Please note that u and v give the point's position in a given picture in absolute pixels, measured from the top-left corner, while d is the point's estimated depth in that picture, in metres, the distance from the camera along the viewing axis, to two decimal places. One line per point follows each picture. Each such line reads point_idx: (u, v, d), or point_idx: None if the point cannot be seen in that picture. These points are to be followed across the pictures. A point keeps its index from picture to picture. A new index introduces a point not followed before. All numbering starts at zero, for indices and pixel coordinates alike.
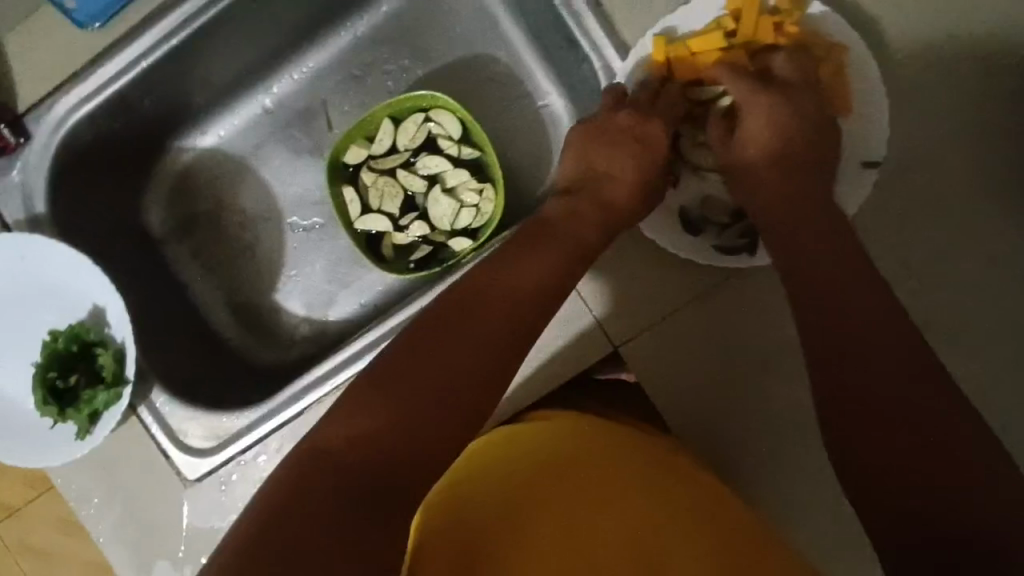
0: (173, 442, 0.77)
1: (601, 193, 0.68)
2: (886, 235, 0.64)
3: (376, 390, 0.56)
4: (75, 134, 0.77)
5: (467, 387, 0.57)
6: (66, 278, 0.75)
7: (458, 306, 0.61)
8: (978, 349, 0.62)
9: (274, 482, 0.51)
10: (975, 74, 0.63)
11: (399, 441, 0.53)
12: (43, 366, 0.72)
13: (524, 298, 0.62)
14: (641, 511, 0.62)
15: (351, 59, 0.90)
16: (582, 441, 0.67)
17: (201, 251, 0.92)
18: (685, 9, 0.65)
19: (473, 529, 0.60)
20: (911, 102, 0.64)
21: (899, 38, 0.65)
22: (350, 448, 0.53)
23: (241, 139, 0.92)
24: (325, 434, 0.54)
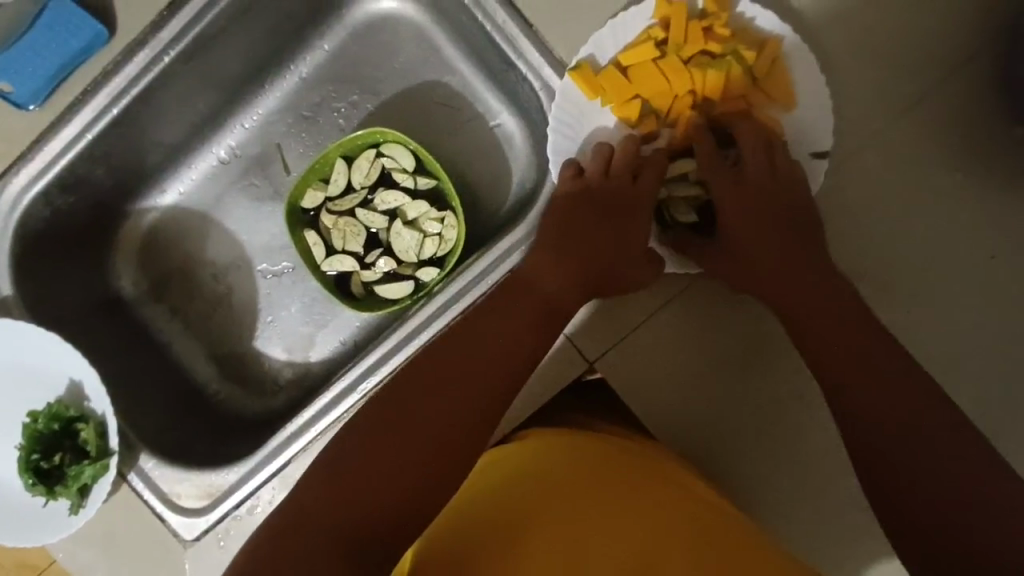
0: (167, 505, 0.77)
1: (588, 259, 0.67)
2: (839, 222, 0.65)
3: (361, 443, 0.59)
4: (31, 213, 0.78)
5: (451, 444, 0.60)
6: (42, 358, 0.75)
7: (442, 366, 0.63)
8: (938, 323, 0.64)
9: (266, 532, 0.55)
10: (903, 54, 0.64)
11: (383, 491, 0.56)
12: (27, 447, 0.73)
13: (500, 337, 0.64)
14: (641, 524, 0.60)
15: (299, 101, 0.90)
16: (563, 454, 0.67)
17: (175, 309, 0.93)
18: (614, 24, 0.64)
19: (471, 561, 0.59)
20: (847, 88, 0.65)
21: (831, 21, 0.65)
22: (335, 503, 0.56)
23: (201, 193, 0.93)
24: (316, 497, 0.56)
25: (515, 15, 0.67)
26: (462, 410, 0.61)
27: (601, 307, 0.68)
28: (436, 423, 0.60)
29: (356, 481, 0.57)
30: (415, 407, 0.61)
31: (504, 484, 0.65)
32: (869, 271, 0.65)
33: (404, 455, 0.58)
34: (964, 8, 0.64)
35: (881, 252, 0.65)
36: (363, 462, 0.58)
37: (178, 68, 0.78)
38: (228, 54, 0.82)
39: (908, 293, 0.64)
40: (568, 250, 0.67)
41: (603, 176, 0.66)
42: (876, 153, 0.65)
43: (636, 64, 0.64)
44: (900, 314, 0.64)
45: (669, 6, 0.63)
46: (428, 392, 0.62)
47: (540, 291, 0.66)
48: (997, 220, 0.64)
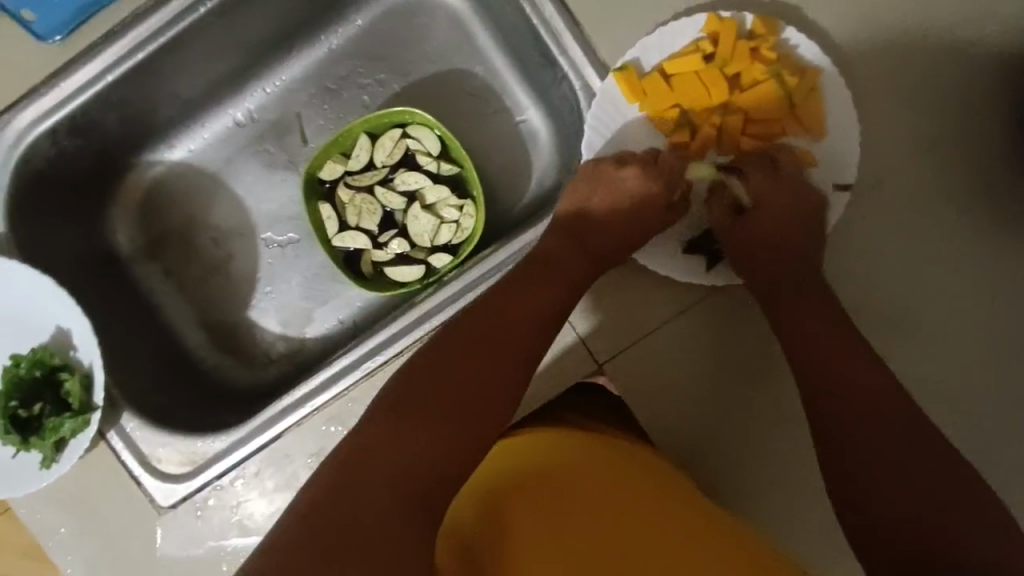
0: (146, 468, 0.74)
1: (592, 237, 0.69)
2: (851, 254, 0.68)
3: (395, 417, 0.58)
4: (36, 149, 0.74)
5: (481, 406, 0.60)
6: (30, 302, 0.72)
7: (475, 328, 0.63)
8: (935, 361, 0.67)
9: (300, 508, 0.52)
10: (927, 101, 0.67)
11: (426, 452, 0.56)
12: (4, 393, 0.69)
13: (524, 319, 0.64)
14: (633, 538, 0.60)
15: (324, 72, 0.89)
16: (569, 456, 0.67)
17: (170, 269, 0.90)
18: (662, 31, 0.64)
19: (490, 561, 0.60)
20: (873, 126, 0.67)
21: (865, 60, 0.67)
22: (372, 458, 0.55)
23: (213, 152, 0.90)
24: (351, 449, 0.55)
25: (563, 11, 0.67)
26: (491, 374, 0.61)
27: (617, 310, 0.69)
28: (468, 386, 0.60)
29: (394, 437, 0.56)
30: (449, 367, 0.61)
31: (505, 479, 0.66)
32: (878, 301, 0.67)
33: (438, 415, 0.58)
34: (987, 65, 0.68)
35: (889, 284, 0.67)
36: (399, 437, 0.56)
37: (211, 22, 0.76)
38: (260, 14, 0.80)
39: (910, 327, 0.67)
40: (589, 245, 0.68)
41: (619, 168, 0.67)
42: (895, 189, 0.67)
43: (679, 74, 0.64)
44: (900, 345, 0.67)
45: (719, 21, 0.63)
46: (457, 362, 0.61)
47: (564, 278, 0.67)
48: (997, 263, 0.67)
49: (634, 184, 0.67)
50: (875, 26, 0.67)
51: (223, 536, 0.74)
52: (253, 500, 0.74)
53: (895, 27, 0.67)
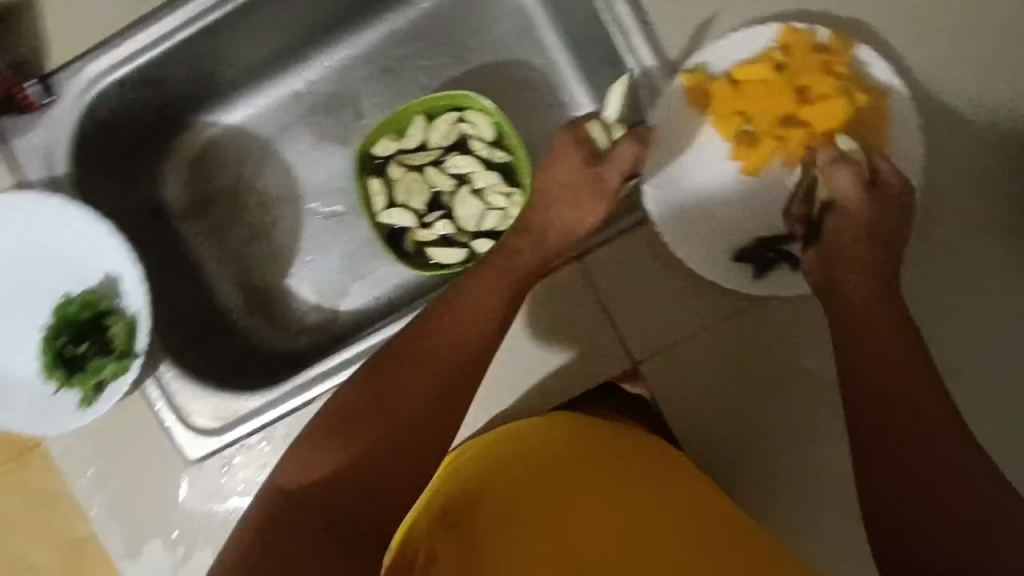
0: (178, 420, 0.76)
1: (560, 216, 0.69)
2: (914, 277, 0.65)
3: (335, 446, 0.58)
4: (103, 97, 0.76)
5: (441, 399, 0.60)
6: (83, 245, 0.73)
7: (439, 325, 0.63)
8: (998, 398, 0.63)
9: (237, 545, 0.52)
10: (1010, 126, 0.65)
11: (383, 450, 0.57)
12: (54, 329, 0.72)
13: (459, 333, 0.63)
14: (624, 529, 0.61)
15: (385, 51, 0.90)
16: (578, 449, 0.67)
17: (215, 228, 0.91)
18: (733, 38, 0.65)
19: (478, 545, 0.60)
20: (946, 147, 0.65)
21: (941, 79, 0.65)
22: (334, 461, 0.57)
23: (268, 119, 0.92)
24: (313, 453, 0.58)
25: (634, 9, 0.67)
26: (449, 369, 0.61)
27: (659, 310, 0.68)
28: (425, 382, 0.60)
29: (356, 437, 0.58)
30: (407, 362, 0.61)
31: (497, 471, 0.65)
32: (936, 329, 0.64)
33: (397, 412, 0.59)
34: None
35: (950, 312, 0.64)
36: (336, 471, 0.56)
37: None
38: None
39: (970, 358, 0.64)
40: (534, 268, 0.67)
41: (579, 149, 0.69)
42: (963, 215, 0.65)
43: (748, 81, 0.64)
44: (958, 376, 0.64)
45: (792, 33, 0.63)
46: (416, 358, 0.62)
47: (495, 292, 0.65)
48: None
49: (570, 162, 0.69)
50: (957, 45, 0.65)
51: (248, 493, 0.76)
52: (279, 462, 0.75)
53: (978, 48, 0.65)
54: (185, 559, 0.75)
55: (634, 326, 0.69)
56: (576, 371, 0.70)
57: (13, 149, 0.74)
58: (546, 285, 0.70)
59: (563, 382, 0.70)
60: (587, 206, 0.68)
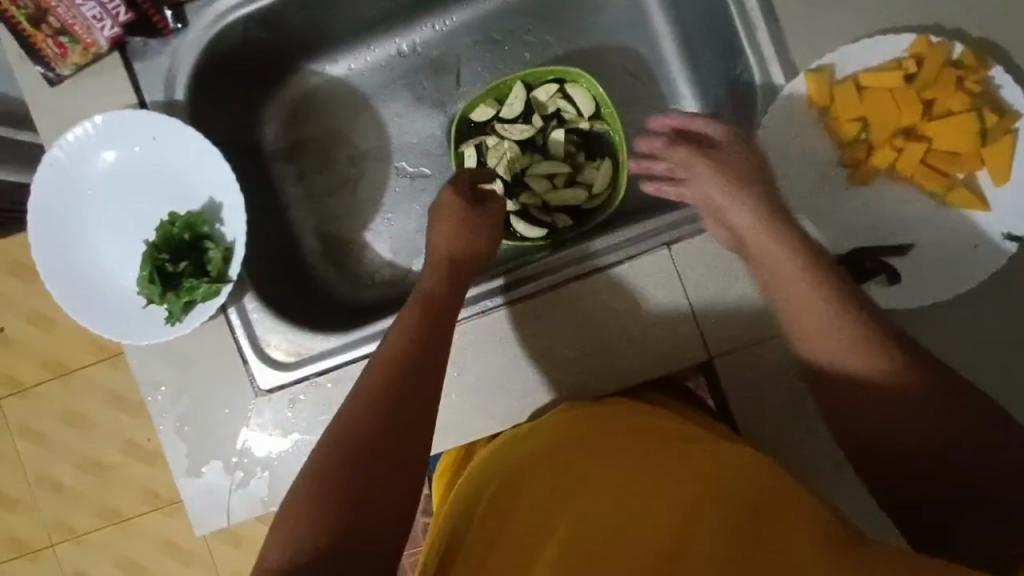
0: (254, 349, 0.78)
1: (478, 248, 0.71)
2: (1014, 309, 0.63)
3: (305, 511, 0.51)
4: (227, 31, 0.79)
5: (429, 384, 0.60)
6: (192, 169, 0.76)
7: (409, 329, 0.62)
8: None
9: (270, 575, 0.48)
10: None
11: (388, 450, 0.55)
12: (155, 245, 0.73)
13: (410, 363, 0.60)
14: (653, 502, 0.53)
15: (495, 22, 0.91)
16: (616, 422, 0.63)
17: (303, 174, 0.94)
18: (862, 44, 0.65)
19: (503, 508, 0.56)
20: None
21: None
22: (346, 475, 0.53)
23: (370, 76, 0.94)
24: (324, 471, 0.53)
25: (764, 5, 0.67)
26: (432, 357, 0.61)
27: (742, 307, 0.69)
28: (412, 374, 0.59)
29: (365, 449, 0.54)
30: (399, 360, 0.60)
31: (528, 447, 0.62)
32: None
33: (394, 409, 0.57)
34: None
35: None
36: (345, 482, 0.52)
37: None
38: None
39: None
40: (446, 294, 0.67)
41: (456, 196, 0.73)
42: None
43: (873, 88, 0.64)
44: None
45: (927, 45, 0.63)
46: (405, 353, 0.60)
47: (429, 321, 0.63)
48: None
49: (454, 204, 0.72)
50: None
51: (310, 431, 0.77)
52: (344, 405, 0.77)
53: None
54: (240, 486, 0.78)
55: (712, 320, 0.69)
56: (648, 359, 0.70)
57: (137, 71, 0.78)
58: (582, 283, 0.72)
59: (632, 368, 0.71)
60: (483, 233, 0.72)
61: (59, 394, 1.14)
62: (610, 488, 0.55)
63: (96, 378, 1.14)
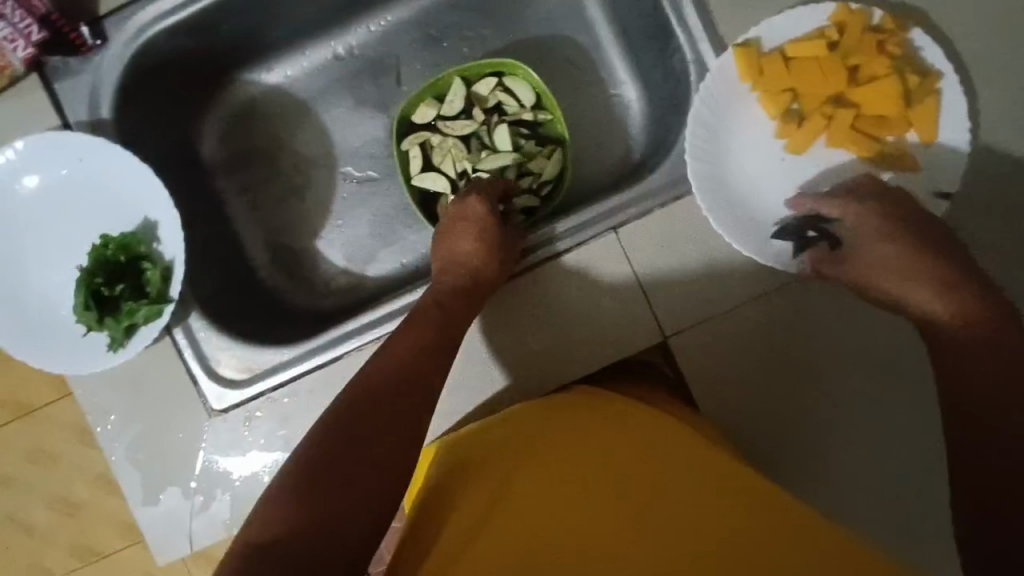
0: (204, 368, 0.76)
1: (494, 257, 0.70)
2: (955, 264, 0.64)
3: (289, 506, 0.55)
4: (151, 44, 0.77)
5: (421, 393, 0.63)
6: (123, 188, 0.74)
7: (409, 332, 0.66)
8: None
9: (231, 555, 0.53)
10: None
11: (367, 450, 0.59)
12: (90, 269, 0.71)
13: (412, 376, 0.64)
14: (614, 525, 0.57)
15: (430, 19, 0.90)
16: (600, 424, 0.64)
17: (246, 186, 0.92)
18: (786, 17, 0.65)
19: (468, 509, 0.59)
20: (997, 134, 0.64)
21: (996, 65, 0.64)
22: (322, 466, 0.57)
23: (307, 82, 0.92)
24: (302, 463, 0.58)
25: None
26: (425, 367, 0.64)
27: (693, 284, 0.68)
28: (401, 382, 0.63)
29: (345, 445, 0.59)
30: (392, 364, 0.64)
31: (497, 441, 0.63)
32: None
33: (381, 412, 0.61)
34: None
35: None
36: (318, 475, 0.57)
37: None
38: None
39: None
40: (450, 304, 0.69)
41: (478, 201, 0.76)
42: (1015, 207, 0.64)
43: (800, 57, 0.64)
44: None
45: (846, 13, 0.64)
46: (402, 359, 0.64)
47: (434, 334, 0.66)
48: None
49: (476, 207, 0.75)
50: (1013, 31, 0.64)
51: (270, 447, 0.75)
52: (302, 418, 0.75)
53: None
54: (202, 509, 0.75)
55: (666, 300, 0.69)
56: (606, 345, 0.70)
57: (59, 92, 0.75)
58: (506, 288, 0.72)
59: (589, 356, 0.70)
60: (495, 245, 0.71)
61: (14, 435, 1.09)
62: (577, 508, 0.58)
63: (55, 416, 1.10)
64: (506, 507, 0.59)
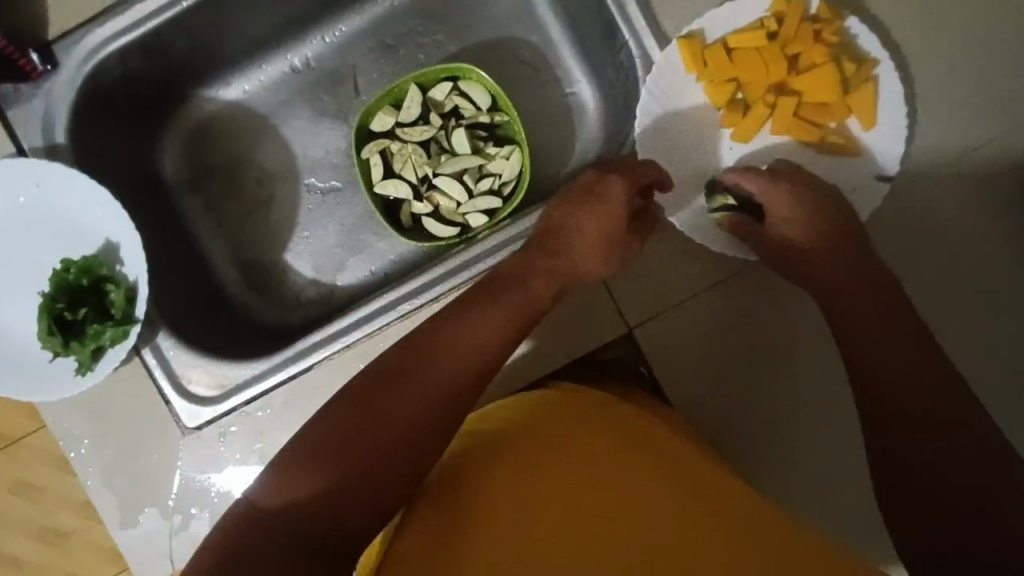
0: (174, 387, 0.76)
1: (589, 255, 0.69)
2: (900, 242, 0.67)
3: (306, 476, 0.56)
4: (104, 67, 0.77)
5: (475, 379, 0.63)
6: (83, 212, 0.73)
7: (471, 315, 0.65)
8: (975, 355, 0.65)
9: (236, 517, 0.54)
10: (994, 95, 0.66)
11: (404, 424, 0.59)
12: (51, 295, 0.71)
13: (464, 360, 0.63)
14: (603, 524, 0.56)
15: (384, 27, 0.91)
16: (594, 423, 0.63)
17: (211, 203, 0.92)
18: (725, 10, 0.67)
19: (461, 504, 0.59)
20: (934, 113, 0.66)
21: (928, 47, 0.66)
22: (353, 431, 0.58)
23: (266, 95, 0.92)
24: (332, 424, 0.59)
25: None
26: (478, 353, 0.64)
27: (650, 277, 0.70)
28: (453, 364, 0.62)
29: (380, 413, 0.59)
30: (438, 340, 0.64)
31: (492, 437, 0.63)
32: (929, 293, 0.66)
33: (424, 388, 0.61)
34: None
35: (945, 278, 0.66)
36: (350, 444, 0.58)
37: None
38: None
39: (963, 321, 0.66)
40: (535, 300, 0.67)
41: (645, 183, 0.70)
42: (954, 183, 0.66)
43: (741, 48, 0.66)
44: (952, 340, 0.65)
45: (785, 3, 0.66)
46: (456, 340, 0.64)
47: (506, 326, 0.65)
48: None
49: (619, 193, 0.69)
50: (943, 14, 0.66)
51: (246, 462, 0.76)
52: (277, 430, 0.75)
53: (963, 16, 0.66)
54: (181, 528, 0.75)
55: (628, 294, 0.70)
56: (569, 340, 0.71)
57: (12, 119, 0.75)
58: None
59: (553, 352, 0.71)
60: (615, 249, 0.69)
61: None
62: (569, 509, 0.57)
63: (35, 446, 1.09)
64: (497, 502, 0.58)
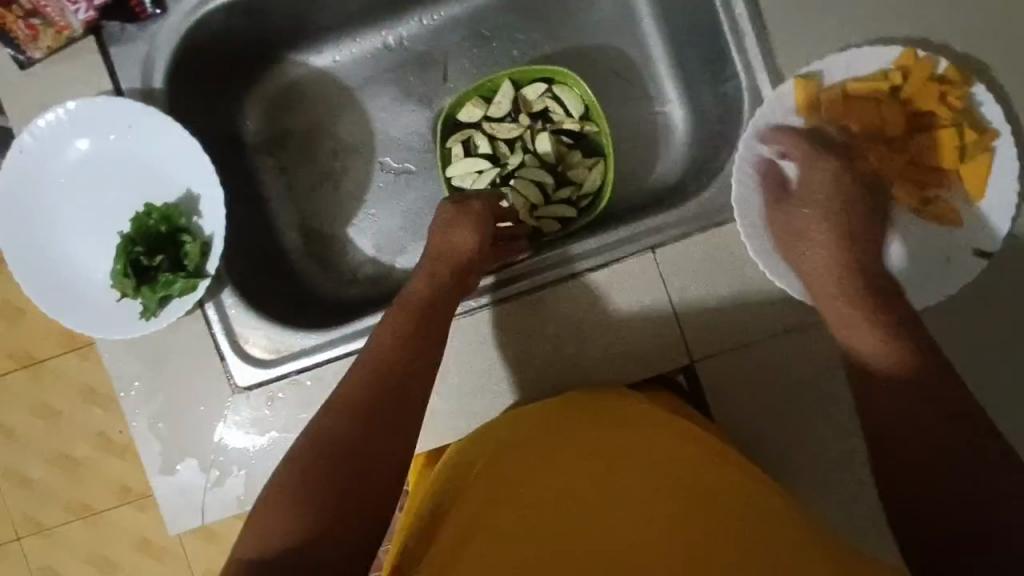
0: (232, 346, 0.76)
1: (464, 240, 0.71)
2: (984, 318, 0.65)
3: (296, 503, 0.54)
4: (210, 19, 0.77)
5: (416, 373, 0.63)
6: (169, 160, 0.74)
7: (413, 322, 0.65)
8: None
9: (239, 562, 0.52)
10: None
11: (367, 440, 0.58)
12: (131, 238, 0.72)
13: (405, 360, 0.63)
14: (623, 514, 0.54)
15: (483, 18, 0.90)
16: (608, 422, 0.62)
17: (286, 167, 0.92)
18: (850, 55, 0.65)
19: (479, 499, 0.57)
20: None
21: None
22: (323, 460, 0.56)
23: (355, 68, 0.92)
24: (307, 456, 0.57)
25: (752, 12, 0.67)
26: (418, 351, 0.64)
27: (721, 314, 0.69)
28: (396, 369, 0.62)
29: (347, 436, 0.58)
30: (385, 350, 0.63)
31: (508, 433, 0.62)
32: (1002, 373, 0.65)
33: (369, 398, 0.60)
34: None
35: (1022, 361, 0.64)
36: (319, 471, 0.56)
37: None
38: None
39: None
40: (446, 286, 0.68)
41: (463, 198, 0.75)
42: None
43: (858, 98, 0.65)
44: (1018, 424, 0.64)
45: (913, 58, 0.64)
46: (392, 346, 0.64)
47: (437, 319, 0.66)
48: None
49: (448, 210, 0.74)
50: None
51: (289, 429, 0.76)
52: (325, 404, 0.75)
53: None
54: (216, 484, 0.76)
55: (697, 327, 0.69)
56: (632, 363, 0.70)
57: (113, 56, 0.75)
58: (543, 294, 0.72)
59: (615, 372, 0.71)
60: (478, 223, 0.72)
61: (25, 387, 1.10)
62: (585, 504, 0.55)
63: (66, 370, 1.10)
64: (514, 498, 0.57)
